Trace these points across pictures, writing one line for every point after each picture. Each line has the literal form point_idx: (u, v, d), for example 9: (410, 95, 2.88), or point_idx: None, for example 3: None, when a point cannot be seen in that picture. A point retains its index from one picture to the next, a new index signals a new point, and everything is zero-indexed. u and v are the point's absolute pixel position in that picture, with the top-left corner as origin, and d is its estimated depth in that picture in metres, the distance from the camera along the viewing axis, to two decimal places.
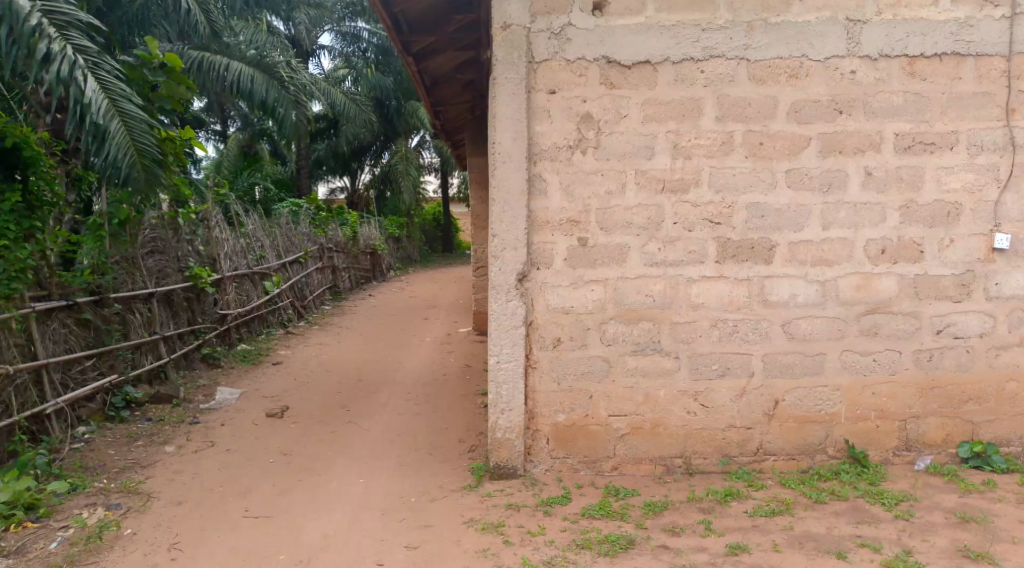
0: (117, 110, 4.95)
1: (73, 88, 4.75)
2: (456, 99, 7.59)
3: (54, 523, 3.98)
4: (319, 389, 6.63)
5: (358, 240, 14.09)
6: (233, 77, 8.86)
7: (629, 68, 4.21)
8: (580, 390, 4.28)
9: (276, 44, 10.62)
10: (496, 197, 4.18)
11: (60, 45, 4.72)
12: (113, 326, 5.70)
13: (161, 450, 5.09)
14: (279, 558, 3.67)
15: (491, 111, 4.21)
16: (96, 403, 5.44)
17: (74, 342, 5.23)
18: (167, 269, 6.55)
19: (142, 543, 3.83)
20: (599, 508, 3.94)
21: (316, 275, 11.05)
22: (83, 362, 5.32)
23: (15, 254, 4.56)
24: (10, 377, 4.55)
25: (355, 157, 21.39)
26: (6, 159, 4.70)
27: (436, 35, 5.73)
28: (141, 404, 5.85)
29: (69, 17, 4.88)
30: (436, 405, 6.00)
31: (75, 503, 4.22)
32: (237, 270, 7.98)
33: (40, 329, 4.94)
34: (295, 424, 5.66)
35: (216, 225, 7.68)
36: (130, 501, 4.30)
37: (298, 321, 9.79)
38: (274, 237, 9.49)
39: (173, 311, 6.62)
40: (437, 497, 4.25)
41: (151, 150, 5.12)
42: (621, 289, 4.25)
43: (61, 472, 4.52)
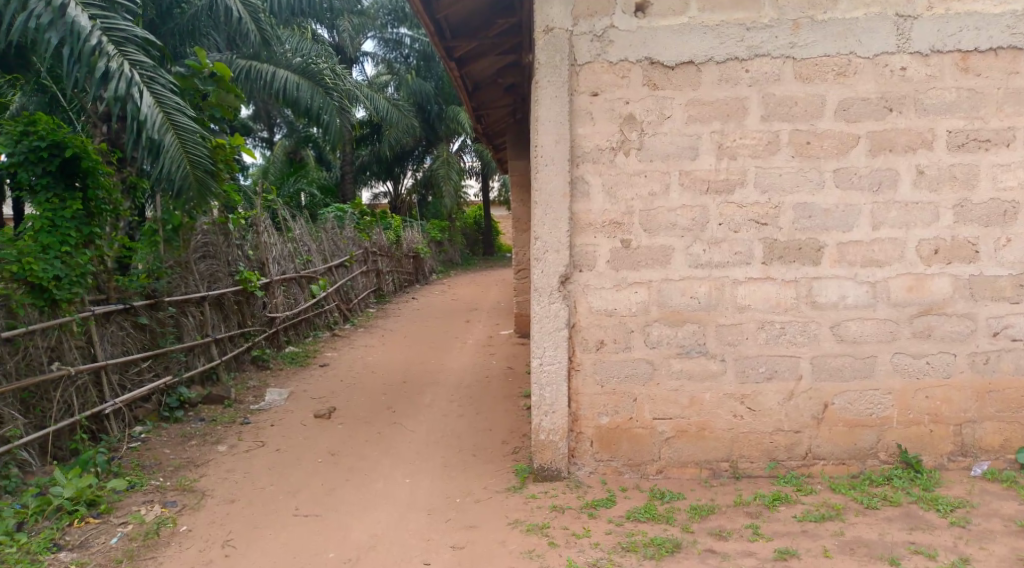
0: (171, 124, 5.13)
1: (130, 105, 4.93)
2: (497, 103, 7.64)
3: (114, 519, 4.11)
4: (364, 390, 6.72)
5: (401, 244, 14.26)
6: (280, 84, 9.07)
7: (672, 68, 4.19)
8: (624, 393, 4.27)
9: (321, 51, 10.87)
10: (538, 200, 4.20)
11: (118, 62, 4.88)
12: (167, 329, 5.88)
13: (213, 449, 5.23)
14: (328, 556, 3.74)
15: (533, 114, 4.23)
16: (152, 404, 5.60)
17: (131, 345, 5.41)
18: (218, 274, 6.72)
19: (198, 540, 3.93)
20: (644, 511, 3.92)
21: (360, 278, 11.19)
22: (139, 363, 5.49)
23: (76, 260, 4.75)
24: (72, 378, 4.76)
25: (398, 162, 21.62)
26: (68, 168, 4.96)
27: (479, 40, 5.78)
28: (194, 404, 6.01)
29: (126, 33, 5.00)
30: (480, 407, 6.03)
31: (133, 500, 4.35)
32: (285, 274, 8.14)
33: (99, 332, 5.13)
34: (341, 425, 5.75)
35: (265, 230, 7.85)
36: (185, 499, 4.42)
37: (343, 323, 9.95)
38: (320, 241, 9.66)
39: (224, 314, 6.78)
40: (482, 498, 4.27)
41: (204, 161, 5.30)
42: (664, 291, 4.23)
43: (120, 470, 4.66)
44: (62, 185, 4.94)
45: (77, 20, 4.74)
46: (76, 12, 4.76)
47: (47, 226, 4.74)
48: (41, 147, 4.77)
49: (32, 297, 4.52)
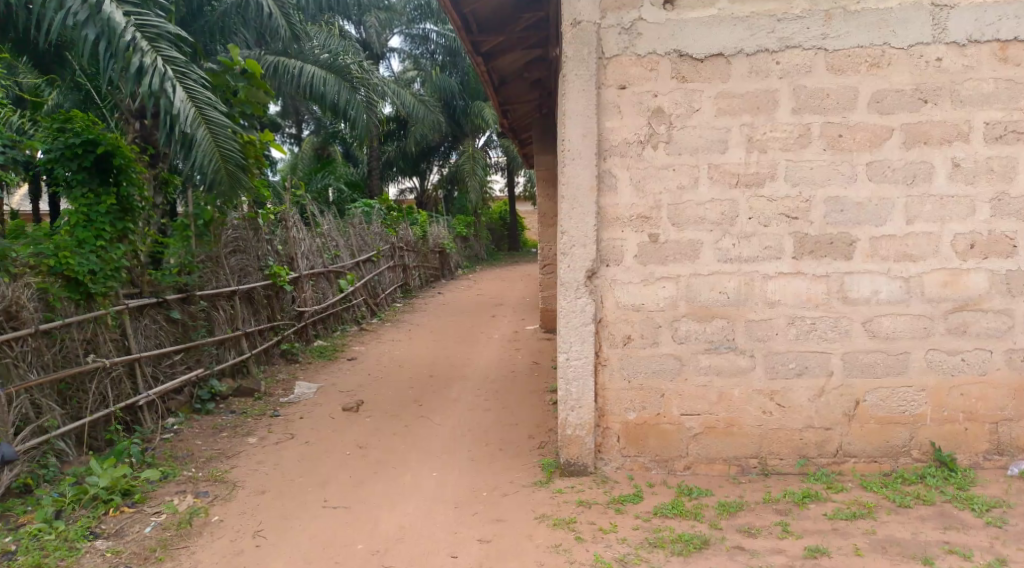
0: (203, 119, 5.21)
1: (163, 100, 5.00)
2: (524, 97, 7.65)
3: (148, 508, 4.19)
4: (392, 385, 6.75)
5: (427, 239, 14.34)
6: (308, 80, 9.13)
7: (701, 61, 4.15)
8: (651, 388, 4.24)
9: (348, 47, 10.96)
10: (565, 193, 4.19)
11: (152, 58, 4.94)
12: (199, 322, 5.98)
13: (244, 441, 5.31)
14: (357, 547, 3.77)
15: (561, 108, 4.21)
16: (184, 396, 5.69)
17: (163, 338, 5.50)
18: (248, 268, 6.80)
19: (229, 529, 4.00)
20: (672, 507, 3.90)
21: (387, 273, 11.26)
22: (172, 356, 5.58)
23: (110, 255, 4.89)
24: (106, 370, 4.85)
25: (424, 157, 21.70)
26: (101, 164, 5.08)
27: (506, 34, 5.79)
28: (225, 397, 6.10)
29: (159, 29, 5.07)
30: (506, 401, 6.05)
31: (167, 490, 4.43)
32: (314, 268, 8.23)
33: (133, 325, 5.22)
34: (370, 419, 5.80)
35: (294, 225, 7.94)
36: (217, 489, 4.49)
37: (370, 317, 10.01)
38: (348, 236, 9.75)
39: (255, 308, 6.86)
40: (509, 492, 4.28)
41: (234, 156, 5.38)
42: (693, 287, 4.20)
43: (154, 461, 4.75)
44: (97, 181, 5.05)
45: (112, 16, 4.81)
46: (111, 8, 4.83)
47: (83, 221, 4.90)
48: (76, 144, 4.89)
49: (68, 290, 4.64)
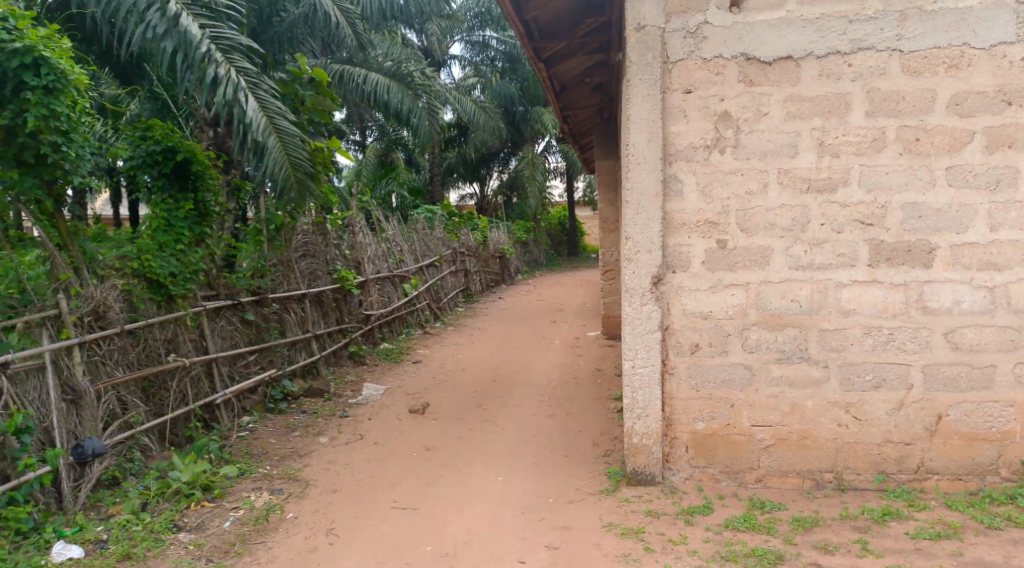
0: (274, 127, 5.35)
1: (237, 110, 5.16)
2: (584, 103, 7.63)
3: (227, 504, 4.32)
4: (455, 389, 6.80)
5: (487, 244, 14.41)
6: (372, 88, 9.29)
7: (769, 64, 4.06)
8: (720, 398, 4.16)
9: (410, 55, 11.13)
10: (630, 198, 4.15)
11: (226, 68, 5.11)
12: (271, 323, 6.18)
13: (315, 441, 5.41)
14: (427, 549, 3.80)
15: (625, 112, 4.18)
16: (258, 396, 5.85)
17: (238, 338, 5.69)
18: (317, 272, 6.97)
19: (303, 527, 4.08)
20: (743, 520, 3.81)
21: (449, 278, 11.38)
22: (246, 357, 5.76)
23: (189, 258, 5.08)
24: (186, 369, 5.04)
25: (483, 163, 21.86)
26: (181, 170, 5.29)
27: (568, 40, 5.79)
28: (296, 397, 6.24)
29: (232, 41, 5.24)
30: (569, 408, 6.03)
31: (244, 486, 4.56)
32: (379, 273, 8.36)
33: (210, 325, 5.41)
34: (434, 422, 5.85)
35: (360, 230, 8.09)
36: (291, 487, 4.59)
37: (433, 321, 10.11)
38: (411, 241, 9.89)
39: (323, 311, 7.03)
40: (575, 499, 4.26)
41: (304, 163, 5.50)
42: (764, 294, 4.10)
43: (231, 457, 4.90)
44: (176, 187, 5.27)
45: (189, 29, 4.97)
46: (188, 21, 4.99)
47: (164, 225, 5.10)
48: (157, 151, 5.10)
49: (151, 292, 4.86)
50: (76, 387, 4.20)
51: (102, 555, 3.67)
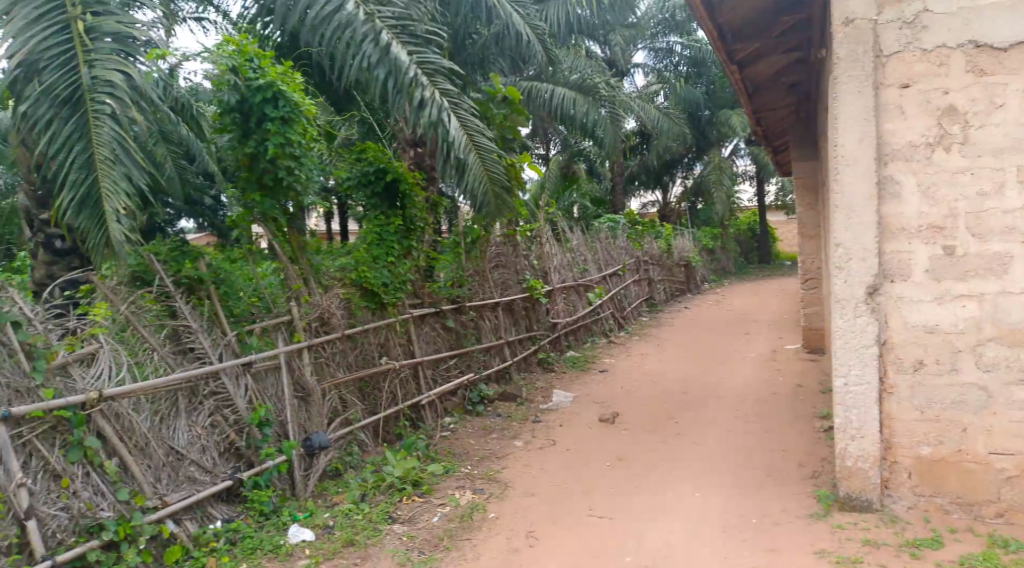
0: (474, 145, 5.65)
1: (441, 129, 5.47)
2: (778, 104, 7.26)
3: (435, 499, 4.82)
4: (645, 399, 6.74)
5: (672, 252, 14.15)
6: (558, 102, 9.46)
7: (1004, 51, 3.65)
8: (950, 421, 3.77)
9: (594, 66, 11.21)
10: (839, 203, 3.89)
11: (431, 91, 5.43)
12: (469, 330, 6.76)
13: (511, 444, 5.79)
14: (626, 559, 3.79)
15: (831, 112, 3.92)
16: (458, 397, 6.46)
17: (440, 343, 6.37)
18: (509, 282, 7.42)
19: (504, 528, 4.30)
20: (983, 559, 3.41)
21: (634, 287, 11.33)
22: (447, 361, 6.40)
23: (398, 270, 5.96)
24: (395, 371, 5.82)
25: (666, 170, 21.51)
26: (390, 191, 6.18)
27: (762, 41, 5.56)
28: (492, 400, 6.74)
29: (436, 65, 5.60)
30: (768, 424, 5.74)
31: (449, 484, 5.07)
32: (565, 282, 8.52)
33: (416, 332, 6.16)
34: (625, 433, 5.83)
35: (548, 241, 8.33)
36: (491, 488, 4.96)
37: (618, 331, 10.11)
38: (596, 251, 9.99)
39: (515, 319, 7.46)
40: (781, 521, 4.04)
41: (501, 178, 5.79)
42: (1003, 307, 3.66)
43: (436, 456, 5.51)
44: (386, 206, 6.18)
45: (399, 56, 5.33)
46: (398, 48, 5.35)
47: (377, 240, 6.01)
48: (370, 173, 6.05)
49: (367, 300, 5.76)
50: (306, 385, 5.12)
51: (330, 539, 4.32)
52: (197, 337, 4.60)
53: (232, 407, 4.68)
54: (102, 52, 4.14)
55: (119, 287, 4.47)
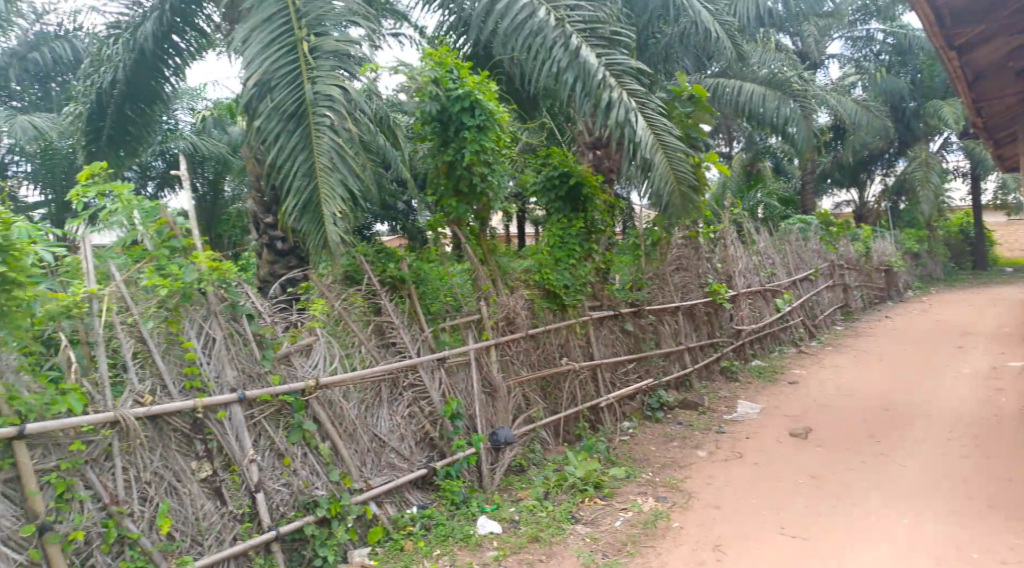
0: (661, 144, 5.55)
1: (628, 130, 5.42)
2: (1005, 92, 6.46)
3: (616, 503, 4.80)
4: (841, 414, 6.29)
5: (871, 256, 13.09)
6: (746, 98, 9.06)
7: None
8: None
9: (785, 60, 10.62)
10: None
11: (618, 92, 5.39)
12: (648, 334, 6.67)
13: (694, 453, 5.62)
14: None
15: None
16: (637, 402, 6.36)
17: (619, 346, 6.33)
18: (690, 286, 7.22)
19: (689, 538, 4.20)
20: None
21: (826, 294, 10.62)
22: (625, 364, 6.34)
23: (579, 272, 6.03)
24: (575, 372, 5.87)
25: (862, 167, 19.95)
26: (573, 194, 6.29)
27: (988, 23, 5.00)
28: (671, 407, 6.58)
29: (624, 66, 5.57)
30: (990, 450, 5.14)
31: (630, 489, 5.02)
32: (751, 287, 8.17)
33: (595, 333, 6.17)
34: (819, 449, 5.47)
35: (732, 244, 8.04)
36: (674, 497, 4.85)
37: (809, 340, 9.52)
38: (784, 254, 9.48)
39: (695, 324, 7.26)
40: (1010, 560, 3.60)
41: (687, 177, 5.65)
42: None
43: (617, 459, 5.48)
44: (570, 207, 6.29)
45: (587, 59, 5.35)
46: (587, 52, 5.38)
47: (558, 242, 6.11)
48: (555, 176, 6.18)
49: (548, 301, 5.89)
50: (492, 382, 5.31)
51: (516, 533, 4.43)
52: (399, 332, 4.91)
53: (427, 399, 4.95)
54: (323, 69, 4.56)
55: (333, 285, 4.88)
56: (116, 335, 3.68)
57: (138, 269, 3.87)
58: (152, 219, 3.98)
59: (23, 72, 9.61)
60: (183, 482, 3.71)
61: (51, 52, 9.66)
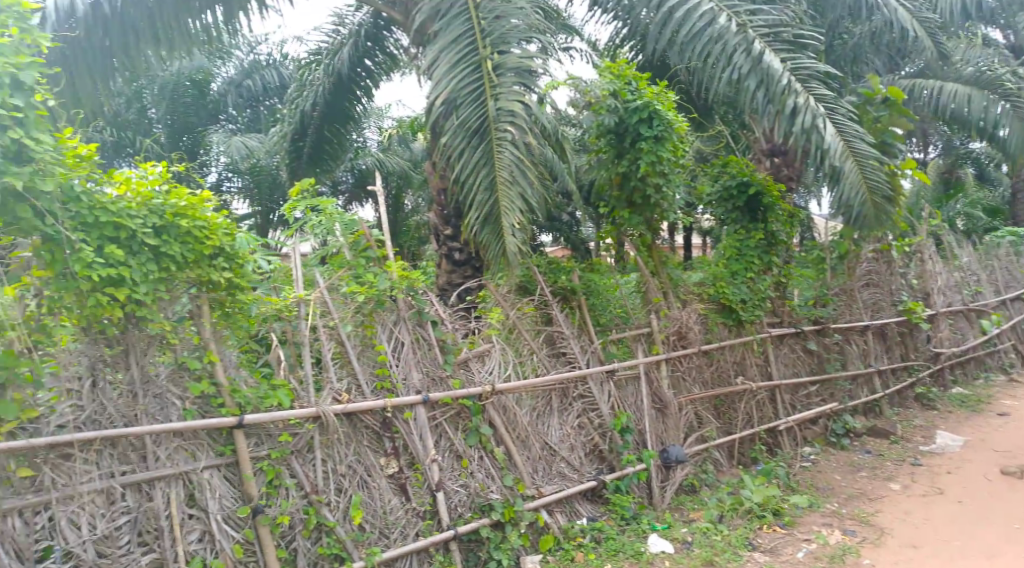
0: (852, 151, 5.20)
1: (815, 137, 5.12)
2: None
3: (798, 533, 4.52)
4: None
5: None
6: (947, 99, 8.26)
7: None
8: None
9: (996, 55, 9.60)
10: None
11: (805, 98, 5.10)
12: (833, 354, 6.37)
13: (886, 486, 5.20)
14: None
15: None
16: (820, 428, 6.05)
17: (801, 367, 6.10)
18: (881, 303, 6.85)
19: None
20: None
21: None
22: (808, 387, 6.08)
23: (757, 286, 5.80)
24: (752, 392, 5.66)
25: None
26: (752, 203, 6.10)
27: None
28: (859, 434, 6.18)
29: (811, 70, 5.26)
30: None
31: (813, 519, 4.71)
32: (951, 306, 7.55)
33: (774, 352, 5.97)
34: None
35: (930, 258, 7.45)
36: (865, 531, 4.49)
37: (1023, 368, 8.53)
38: (992, 271, 8.57)
39: (887, 345, 6.84)
40: None
41: (882, 186, 5.27)
42: None
43: (797, 486, 5.18)
44: (748, 218, 6.11)
45: (771, 64, 5.11)
46: (770, 57, 5.14)
47: (737, 254, 5.97)
48: (732, 186, 6.02)
49: (723, 316, 5.71)
50: (662, 398, 5.20)
51: (689, 555, 4.29)
52: (570, 342, 4.95)
53: (597, 412, 4.94)
54: (505, 86, 4.69)
55: (509, 294, 4.98)
56: (318, 336, 3.96)
57: (339, 277, 4.16)
58: (351, 231, 4.37)
59: (239, 97, 10.70)
60: (373, 477, 3.92)
61: (262, 79, 10.81)
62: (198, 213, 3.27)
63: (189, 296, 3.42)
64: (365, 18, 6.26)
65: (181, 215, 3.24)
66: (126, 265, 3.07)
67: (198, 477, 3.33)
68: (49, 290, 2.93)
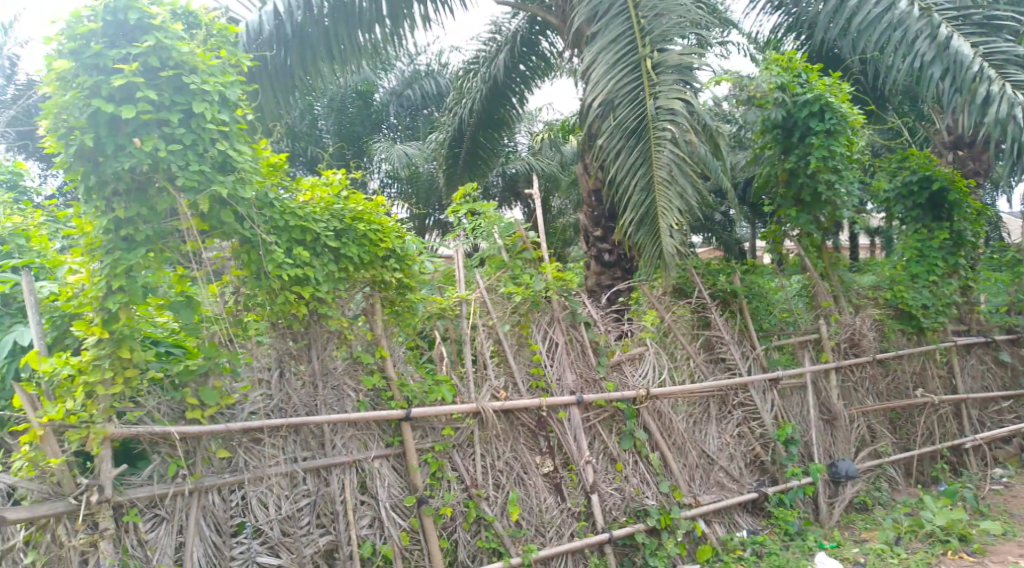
0: None
1: (1012, 128, 4.54)
2: None
3: (990, 563, 4.10)
4: None
5: None
6: None
7: None
8: None
9: None
10: None
11: (1000, 85, 4.56)
12: None
13: None
14: None
15: None
16: (1013, 447, 5.66)
17: (990, 380, 5.71)
18: None
19: None
20: None
21: None
22: (999, 402, 5.68)
23: (942, 291, 5.42)
24: (934, 406, 5.29)
25: None
26: (936, 199, 5.67)
27: None
28: None
29: (1008, 54, 4.74)
30: None
31: (1008, 548, 4.27)
32: None
33: (961, 363, 5.61)
34: None
35: None
36: None
37: None
38: None
39: None
40: None
41: None
42: None
43: (988, 511, 4.73)
44: (931, 216, 5.69)
45: (960, 50, 4.67)
46: (960, 42, 4.70)
47: (917, 256, 5.57)
48: (913, 181, 5.63)
49: (902, 323, 5.38)
50: (831, 409, 4.96)
51: None
52: (729, 348, 4.80)
53: (758, 421, 4.74)
54: (666, 84, 4.60)
55: (664, 296, 4.84)
56: (477, 334, 4.06)
57: (496, 278, 4.25)
58: (509, 233, 4.39)
59: (400, 107, 11.36)
60: (529, 475, 3.96)
61: (420, 89, 11.37)
62: (373, 217, 3.50)
63: (363, 295, 3.64)
64: (521, 24, 6.39)
65: (359, 220, 3.46)
66: (310, 265, 3.29)
67: (369, 466, 3.52)
68: (246, 287, 3.22)
